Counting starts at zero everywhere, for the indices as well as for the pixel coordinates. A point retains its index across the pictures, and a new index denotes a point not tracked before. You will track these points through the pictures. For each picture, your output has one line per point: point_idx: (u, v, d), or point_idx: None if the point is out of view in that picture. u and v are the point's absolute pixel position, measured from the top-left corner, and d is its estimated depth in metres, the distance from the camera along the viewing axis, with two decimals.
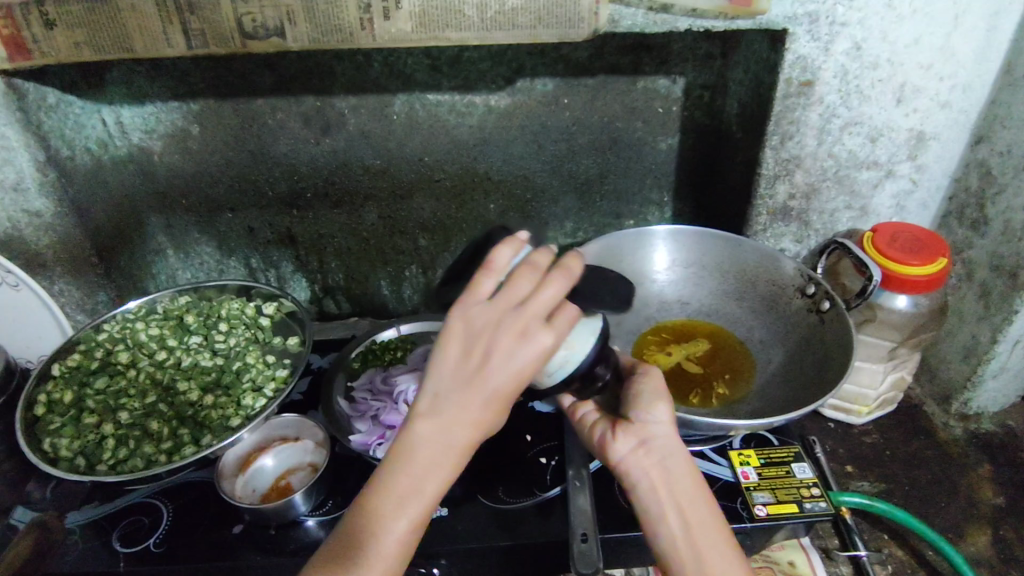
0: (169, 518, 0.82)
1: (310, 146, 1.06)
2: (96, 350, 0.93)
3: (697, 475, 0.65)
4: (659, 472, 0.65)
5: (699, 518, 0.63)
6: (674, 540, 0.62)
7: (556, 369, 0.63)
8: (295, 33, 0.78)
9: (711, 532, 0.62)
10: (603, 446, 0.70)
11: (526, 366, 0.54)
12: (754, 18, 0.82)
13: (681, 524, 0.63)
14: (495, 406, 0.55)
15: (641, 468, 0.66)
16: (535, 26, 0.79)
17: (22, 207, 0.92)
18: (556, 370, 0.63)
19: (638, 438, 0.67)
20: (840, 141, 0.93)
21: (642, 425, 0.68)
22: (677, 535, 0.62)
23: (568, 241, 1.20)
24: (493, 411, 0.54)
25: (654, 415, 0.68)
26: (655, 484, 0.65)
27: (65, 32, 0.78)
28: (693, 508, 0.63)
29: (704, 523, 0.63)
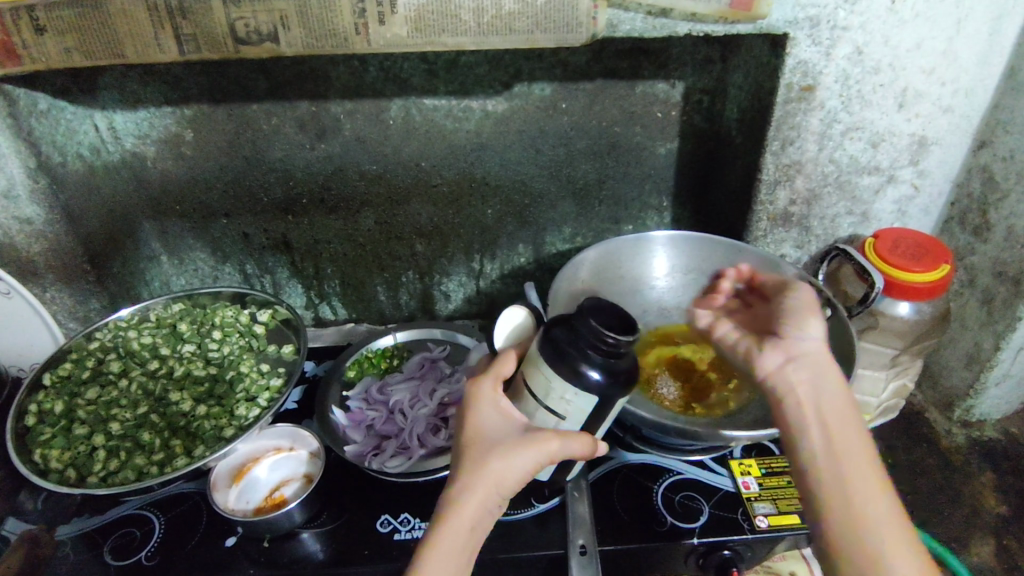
0: (161, 530, 0.81)
1: (306, 151, 1.04)
2: (88, 359, 0.91)
3: (855, 404, 0.63)
4: (810, 386, 0.63)
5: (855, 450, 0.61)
6: (819, 455, 0.60)
7: (546, 379, 0.62)
8: (289, 37, 0.77)
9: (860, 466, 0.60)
10: (751, 357, 0.68)
11: (477, 410, 0.64)
12: (754, 23, 0.81)
13: (827, 442, 0.61)
14: (471, 448, 0.61)
15: (791, 381, 0.64)
16: (532, 30, 0.78)
17: (14, 215, 0.92)
18: (548, 380, 0.62)
19: (787, 353, 0.66)
20: (841, 147, 0.92)
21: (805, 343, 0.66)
22: (825, 458, 0.60)
23: (566, 246, 1.19)
24: (469, 451, 0.61)
25: (808, 333, 0.66)
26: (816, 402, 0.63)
27: (55, 38, 0.76)
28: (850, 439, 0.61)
29: (863, 458, 0.60)
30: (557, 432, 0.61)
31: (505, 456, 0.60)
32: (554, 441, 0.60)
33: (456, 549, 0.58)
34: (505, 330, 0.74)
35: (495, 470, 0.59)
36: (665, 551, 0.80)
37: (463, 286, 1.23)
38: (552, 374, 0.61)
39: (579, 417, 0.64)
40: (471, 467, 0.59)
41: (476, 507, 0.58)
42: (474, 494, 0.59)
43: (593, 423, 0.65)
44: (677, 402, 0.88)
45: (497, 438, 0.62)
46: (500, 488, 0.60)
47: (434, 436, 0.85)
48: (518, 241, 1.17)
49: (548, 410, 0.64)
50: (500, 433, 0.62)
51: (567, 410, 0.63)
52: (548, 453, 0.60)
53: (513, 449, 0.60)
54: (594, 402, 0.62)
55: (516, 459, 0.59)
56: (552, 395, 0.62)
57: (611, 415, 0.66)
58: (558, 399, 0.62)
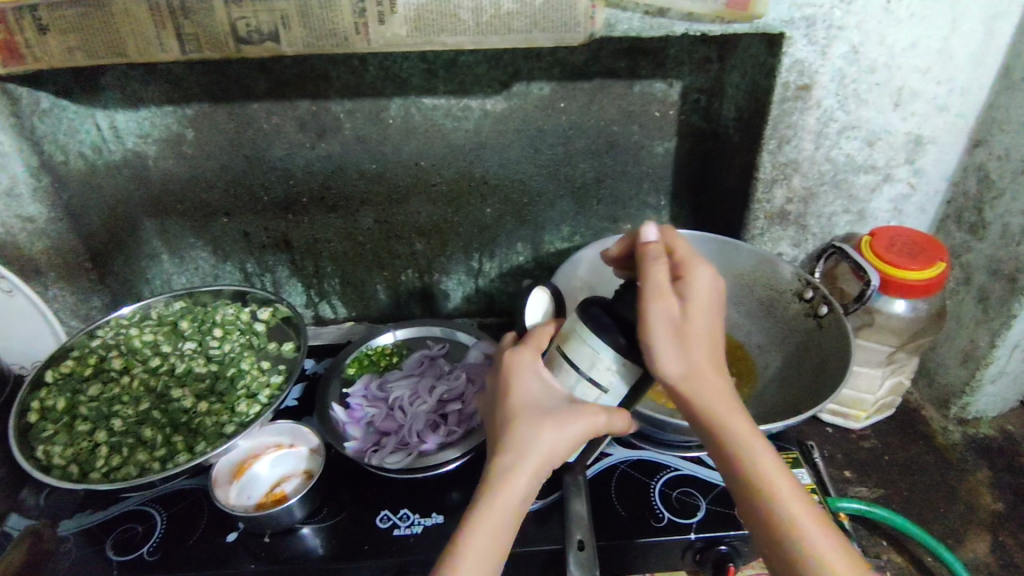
0: (162, 526, 0.82)
1: (306, 150, 1.05)
2: (90, 356, 0.92)
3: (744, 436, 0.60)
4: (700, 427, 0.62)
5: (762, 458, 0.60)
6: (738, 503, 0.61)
7: (592, 350, 0.63)
8: (289, 37, 0.78)
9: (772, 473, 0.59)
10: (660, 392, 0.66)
11: (518, 380, 0.64)
12: (751, 22, 0.82)
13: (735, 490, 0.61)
14: (517, 422, 0.61)
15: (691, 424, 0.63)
16: (530, 30, 0.78)
17: (16, 212, 0.92)
18: (595, 350, 0.62)
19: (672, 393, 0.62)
20: (837, 145, 0.93)
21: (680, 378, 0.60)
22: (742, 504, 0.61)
23: (564, 244, 1.19)
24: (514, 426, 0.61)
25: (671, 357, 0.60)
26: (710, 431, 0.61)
27: (58, 37, 0.77)
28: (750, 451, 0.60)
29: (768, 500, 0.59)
30: (602, 407, 0.62)
31: (557, 435, 0.60)
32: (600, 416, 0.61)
33: (501, 532, 0.58)
34: (535, 310, 0.76)
35: (545, 441, 0.60)
36: (662, 546, 0.81)
37: (462, 284, 1.24)
38: (601, 344, 0.62)
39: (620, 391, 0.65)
40: (520, 439, 0.60)
41: (526, 478, 0.59)
42: (523, 474, 0.59)
43: (627, 398, 0.66)
44: None
45: (544, 410, 0.62)
46: (547, 462, 0.60)
47: (437, 434, 0.85)
48: (517, 240, 1.18)
49: (591, 382, 0.64)
50: (548, 404, 0.62)
51: (610, 382, 0.64)
52: (596, 427, 0.61)
53: (562, 422, 0.60)
54: (638, 373, 0.63)
55: (565, 432, 0.60)
56: (597, 366, 0.63)
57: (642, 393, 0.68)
58: (602, 370, 0.63)
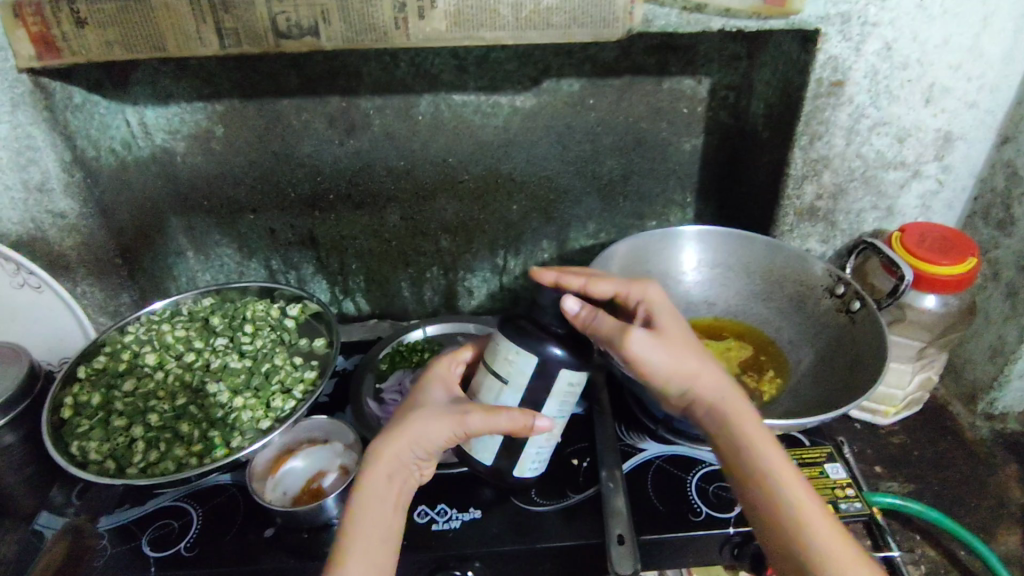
0: (198, 521, 0.82)
1: (335, 147, 1.05)
2: (123, 352, 0.91)
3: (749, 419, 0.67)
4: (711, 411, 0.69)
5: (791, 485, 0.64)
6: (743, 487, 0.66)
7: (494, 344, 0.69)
8: (329, 32, 0.78)
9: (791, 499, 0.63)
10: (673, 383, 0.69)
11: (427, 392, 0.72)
12: (787, 18, 0.82)
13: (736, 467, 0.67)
14: (401, 415, 0.69)
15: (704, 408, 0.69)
16: (569, 25, 0.79)
17: (47, 207, 0.92)
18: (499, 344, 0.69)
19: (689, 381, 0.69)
20: (868, 142, 0.93)
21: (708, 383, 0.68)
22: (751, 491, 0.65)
23: (590, 241, 1.19)
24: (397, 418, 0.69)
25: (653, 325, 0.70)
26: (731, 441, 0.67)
27: (96, 30, 0.77)
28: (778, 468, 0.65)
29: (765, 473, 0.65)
30: (484, 408, 0.67)
31: (430, 420, 0.66)
32: (476, 416, 0.66)
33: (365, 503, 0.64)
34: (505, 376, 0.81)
35: (420, 425, 0.66)
36: (700, 542, 0.80)
37: (486, 281, 1.24)
38: (505, 340, 0.69)
39: (519, 385, 0.69)
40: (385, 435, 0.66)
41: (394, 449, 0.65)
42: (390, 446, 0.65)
43: (538, 397, 0.69)
44: None
45: (420, 406, 0.69)
46: (416, 446, 0.66)
47: None
48: (542, 237, 1.18)
49: (494, 374, 0.70)
50: (427, 402, 0.69)
51: (509, 372, 0.69)
52: (466, 422, 0.66)
53: (427, 417, 0.67)
54: (532, 362, 0.68)
55: (431, 419, 0.66)
56: (497, 358, 0.70)
57: (557, 396, 0.70)
58: (502, 361, 0.69)
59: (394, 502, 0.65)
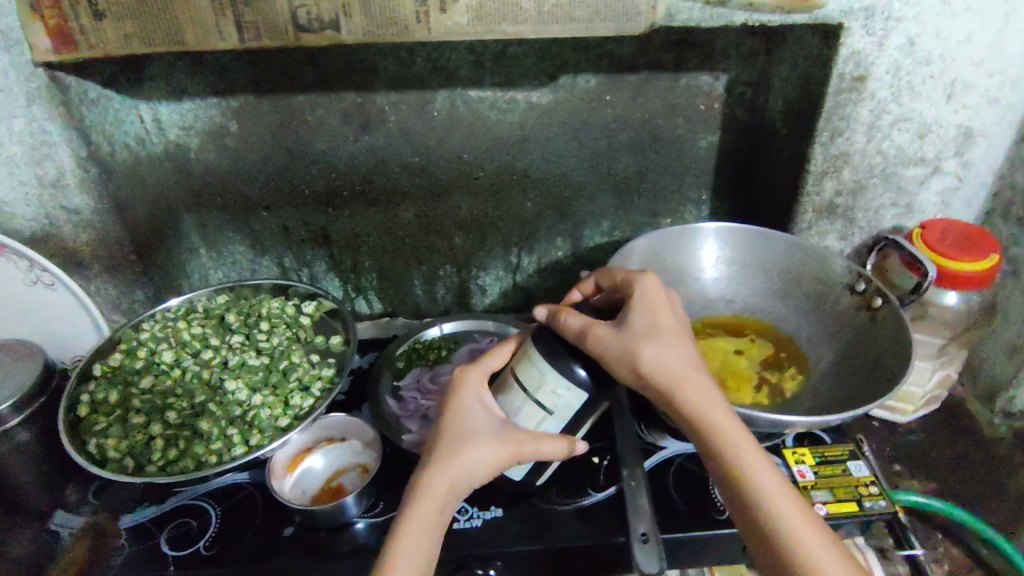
0: (217, 520, 0.81)
1: (349, 143, 1.05)
2: (139, 349, 0.90)
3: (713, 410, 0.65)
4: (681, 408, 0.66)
5: (767, 480, 0.62)
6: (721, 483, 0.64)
7: (541, 373, 0.69)
8: (350, 25, 0.77)
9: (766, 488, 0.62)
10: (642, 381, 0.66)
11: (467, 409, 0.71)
12: (811, 12, 0.82)
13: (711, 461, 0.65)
14: (452, 432, 0.68)
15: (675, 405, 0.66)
16: (591, 19, 0.78)
17: (60, 203, 0.91)
18: (546, 376, 0.69)
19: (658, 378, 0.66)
20: (889, 138, 0.93)
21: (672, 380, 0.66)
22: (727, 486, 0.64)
23: (604, 239, 1.19)
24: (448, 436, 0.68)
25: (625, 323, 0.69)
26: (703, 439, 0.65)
27: (114, 24, 0.76)
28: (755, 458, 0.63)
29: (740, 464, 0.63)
30: (536, 438, 0.68)
31: (487, 445, 0.66)
32: (530, 446, 0.67)
33: (421, 524, 0.63)
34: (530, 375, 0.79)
35: (478, 450, 0.66)
36: (724, 541, 0.80)
37: (499, 280, 1.23)
38: (554, 374, 0.69)
39: (562, 415, 0.70)
40: (444, 461, 0.65)
41: (452, 471, 0.65)
42: (449, 469, 0.65)
43: (576, 425, 0.72)
44: (734, 387, 0.89)
45: (469, 426, 0.68)
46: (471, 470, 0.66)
47: None
48: (556, 234, 1.18)
49: (537, 403, 0.70)
50: (475, 426, 0.68)
51: (556, 405, 0.70)
52: (522, 451, 0.67)
53: (484, 445, 0.66)
54: (581, 399, 0.69)
55: (488, 445, 0.66)
56: (543, 389, 0.69)
57: (588, 422, 0.73)
58: (547, 393, 0.69)
59: (443, 525, 0.65)
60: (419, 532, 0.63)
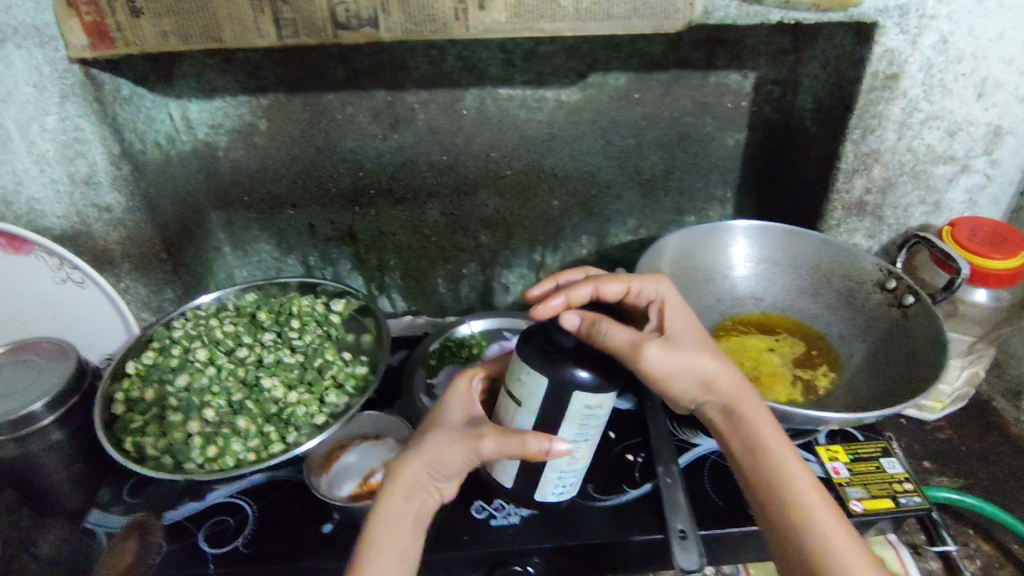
0: (254, 518, 0.81)
1: (378, 141, 1.05)
2: (174, 347, 0.91)
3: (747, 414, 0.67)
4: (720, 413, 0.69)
5: (794, 475, 0.64)
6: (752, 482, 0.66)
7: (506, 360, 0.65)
8: (389, 23, 0.77)
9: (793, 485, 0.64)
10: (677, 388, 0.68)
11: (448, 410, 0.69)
12: (846, 11, 0.82)
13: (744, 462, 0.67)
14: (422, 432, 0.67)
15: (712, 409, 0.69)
16: (629, 16, 0.78)
17: (92, 201, 0.90)
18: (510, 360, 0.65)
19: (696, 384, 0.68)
20: (920, 135, 0.93)
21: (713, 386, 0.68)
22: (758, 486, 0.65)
23: (628, 237, 1.19)
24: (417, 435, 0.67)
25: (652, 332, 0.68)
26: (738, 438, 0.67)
27: (152, 21, 0.76)
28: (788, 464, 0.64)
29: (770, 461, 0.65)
30: (501, 431, 0.63)
31: (449, 438, 0.64)
32: (488, 438, 0.62)
33: (382, 521, 0.61)
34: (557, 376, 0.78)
35: (441, 443, 0.64)
36: (761, 537, 0.80)
37: (524, 278, 1.23)
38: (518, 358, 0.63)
39: (531, 404, 0.63)
40: (401, 457, 0.64)
41: (412, 466, 0.63)
42: (406, 465, 0.63)
43: (552, 419, 0.63)
44: (767, 385, 0.89)
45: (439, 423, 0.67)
46: (433, 463, 0.63)
47: None
48: (582, 233, 1.18)
49: (509, 395, 0.65)
50: (444, 421, 0.66)
51: (522, 394, 0.64)
52: (482, 443, 0.62)
53: (444, 436, 0.64)
54: (541, 382, 0.62)
55: (448, 438, 0.64)
56: (512, 378, 0.65)
57: (571, 420, 0.64)
58: (516, 381, 0.64)
59: (412, 522, 0.63)
60: (381, 527, 0.61)
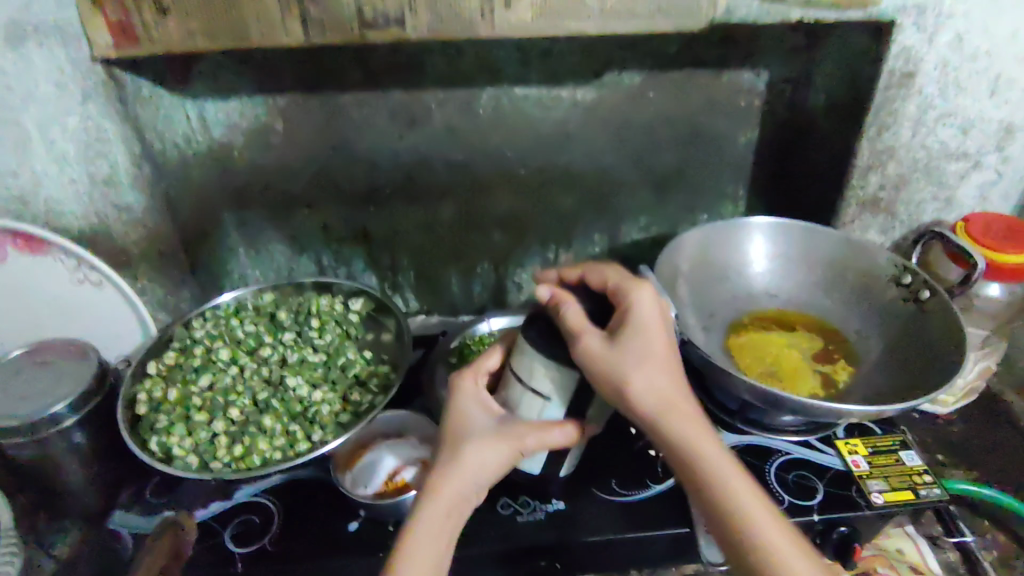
0: (280, 517, 0.81)
1: (394, 141, 1.05)
2: (195, 347, 0.90)
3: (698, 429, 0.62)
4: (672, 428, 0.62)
5: (745, 497, 0.59)
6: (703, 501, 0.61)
7: (530, 360, 0.65)
8: (415, 22, 0.78)
9: (753, 502, 0.59)
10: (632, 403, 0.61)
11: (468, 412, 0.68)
12: (866, 9, 0.84)
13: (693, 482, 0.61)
14: (454, 440, 0.66)
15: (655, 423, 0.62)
16: (652, 15, 0.79)
17: (113, 201, 0.91)
18: (534, 361, 0.65)
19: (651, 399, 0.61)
20: (933, 132, 0.95)
21: (661, 400, 0.61)
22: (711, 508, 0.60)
23: (641, 236, 1.19)
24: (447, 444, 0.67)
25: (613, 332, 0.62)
26: (683, 458, 0.61)
27: (178, 20, 0.76)
28: (745, 498, 0.59)
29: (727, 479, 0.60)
30: (538, 427, 0.66)
31: (491, 445, 0.65)
32: (530, 437, 0.66)
33: (422, 533, 0.61)
34: None
35: (483, 451, 0.65)
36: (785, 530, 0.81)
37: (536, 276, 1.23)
38: (540, 357, 0.64)
39: (561, 398, 0.66)
40: (443, 466, 0.64)
41: (455, 479, 0.63)
42: (450, 478, 0.63)
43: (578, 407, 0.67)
44: (788, 380, 0.90)
45: (470, 430, 0.66)
46: (475, 475, 0.64)
47: None
48: (595, 231, 1.18)
49: (534, 392, 0.66)
50: (477, 426, 0.67)
51: (552, 390, 0.66)
52: (522, 445, 0.65)
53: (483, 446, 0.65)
54: (573, 378, 0.64)
55: (488, 446, 0.65)
56: (534, 375, 0.66)
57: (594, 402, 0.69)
58: (540, 379, 0.66)
59: (451, 531, 0.63)
60: (423, 541, 0.61)
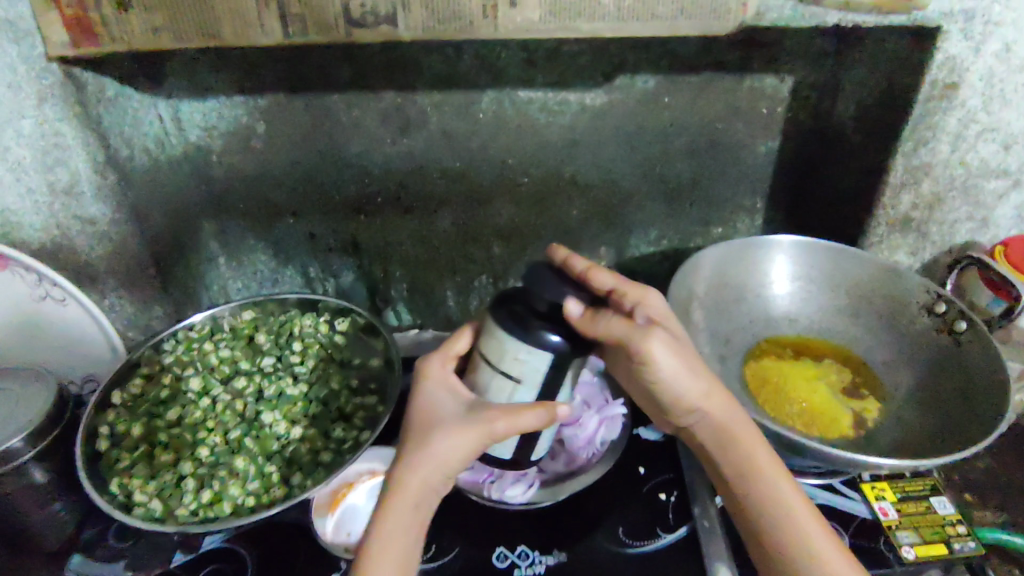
0: (253, 566, 0.73)
1: (386, 146, 0.96)
2: (165, 375, 0.83)
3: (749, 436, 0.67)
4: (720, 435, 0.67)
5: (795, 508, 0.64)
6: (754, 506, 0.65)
7: (500, 342, 0.61)
8: (408, 20, 0.69)
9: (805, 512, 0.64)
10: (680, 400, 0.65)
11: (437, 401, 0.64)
12: (910, 14, 0.78)
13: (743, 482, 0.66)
14: (419, 429, 0.62)
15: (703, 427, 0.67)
16: (675, 16, 0.71)
17: (76, 214, 0.83)
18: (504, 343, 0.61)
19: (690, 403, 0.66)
20: (974, 148, 0.90)
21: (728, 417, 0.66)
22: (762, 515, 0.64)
23: (651, 249, 1.11)
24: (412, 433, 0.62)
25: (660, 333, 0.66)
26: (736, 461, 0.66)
27: (141, 15, 0.68)
28: (797, 514, 0.64)
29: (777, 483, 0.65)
30: (507, 411, 0.61)
31: (460, 434, 0.60)
32: (500, 423, 0.60)
33: (382, 530, 0.58)
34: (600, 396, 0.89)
35: (449, 443, 0.60)
36: None
37: None
38: (505, 336, 0.61)
39: (532, 380, 0.62)
40: (409, 457, 0.60)
41: (417, 471, 0.59)
42: (415, 470, 0.59)
43: (551, 390, 0.64)
44: (815, 421, 0.82)
45: (439, 417, 0.62)
46: (440, 468, 0.60)
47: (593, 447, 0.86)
48: (601, 243, 1.10)
49: (504, 375, 0.63)
50: (444, 414, 0.62)
51: (522, 372, 0.62)
52: (493, 434, 0.60)
53: (451, 433, 0.60)
54: (547, 360, 0.60)
55: (456, 436, 0.60)
56: (505, 358, 0.62)
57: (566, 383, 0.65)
58: (512, 361, 0.62)
59: (416, 527, 0.60)
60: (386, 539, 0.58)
